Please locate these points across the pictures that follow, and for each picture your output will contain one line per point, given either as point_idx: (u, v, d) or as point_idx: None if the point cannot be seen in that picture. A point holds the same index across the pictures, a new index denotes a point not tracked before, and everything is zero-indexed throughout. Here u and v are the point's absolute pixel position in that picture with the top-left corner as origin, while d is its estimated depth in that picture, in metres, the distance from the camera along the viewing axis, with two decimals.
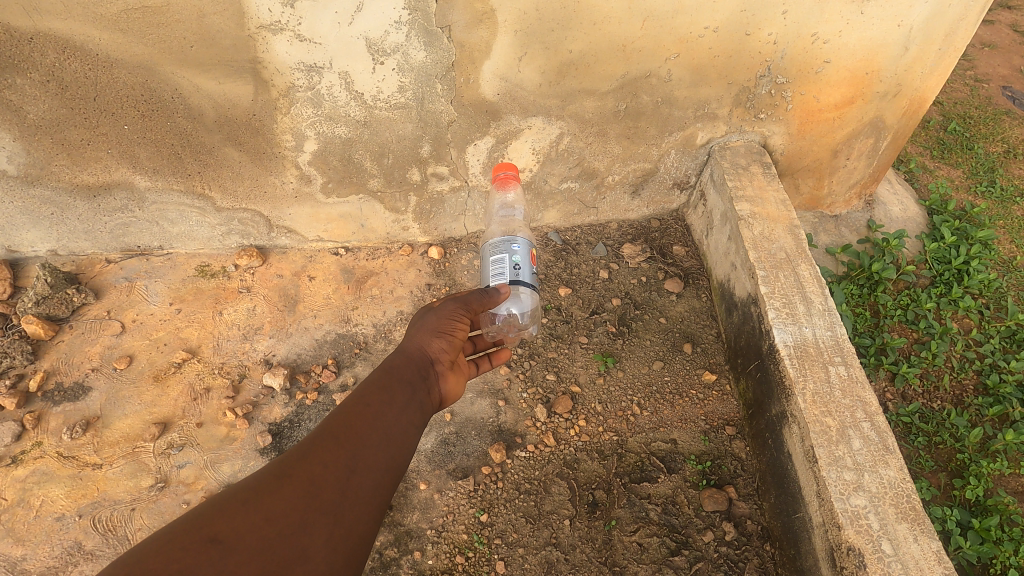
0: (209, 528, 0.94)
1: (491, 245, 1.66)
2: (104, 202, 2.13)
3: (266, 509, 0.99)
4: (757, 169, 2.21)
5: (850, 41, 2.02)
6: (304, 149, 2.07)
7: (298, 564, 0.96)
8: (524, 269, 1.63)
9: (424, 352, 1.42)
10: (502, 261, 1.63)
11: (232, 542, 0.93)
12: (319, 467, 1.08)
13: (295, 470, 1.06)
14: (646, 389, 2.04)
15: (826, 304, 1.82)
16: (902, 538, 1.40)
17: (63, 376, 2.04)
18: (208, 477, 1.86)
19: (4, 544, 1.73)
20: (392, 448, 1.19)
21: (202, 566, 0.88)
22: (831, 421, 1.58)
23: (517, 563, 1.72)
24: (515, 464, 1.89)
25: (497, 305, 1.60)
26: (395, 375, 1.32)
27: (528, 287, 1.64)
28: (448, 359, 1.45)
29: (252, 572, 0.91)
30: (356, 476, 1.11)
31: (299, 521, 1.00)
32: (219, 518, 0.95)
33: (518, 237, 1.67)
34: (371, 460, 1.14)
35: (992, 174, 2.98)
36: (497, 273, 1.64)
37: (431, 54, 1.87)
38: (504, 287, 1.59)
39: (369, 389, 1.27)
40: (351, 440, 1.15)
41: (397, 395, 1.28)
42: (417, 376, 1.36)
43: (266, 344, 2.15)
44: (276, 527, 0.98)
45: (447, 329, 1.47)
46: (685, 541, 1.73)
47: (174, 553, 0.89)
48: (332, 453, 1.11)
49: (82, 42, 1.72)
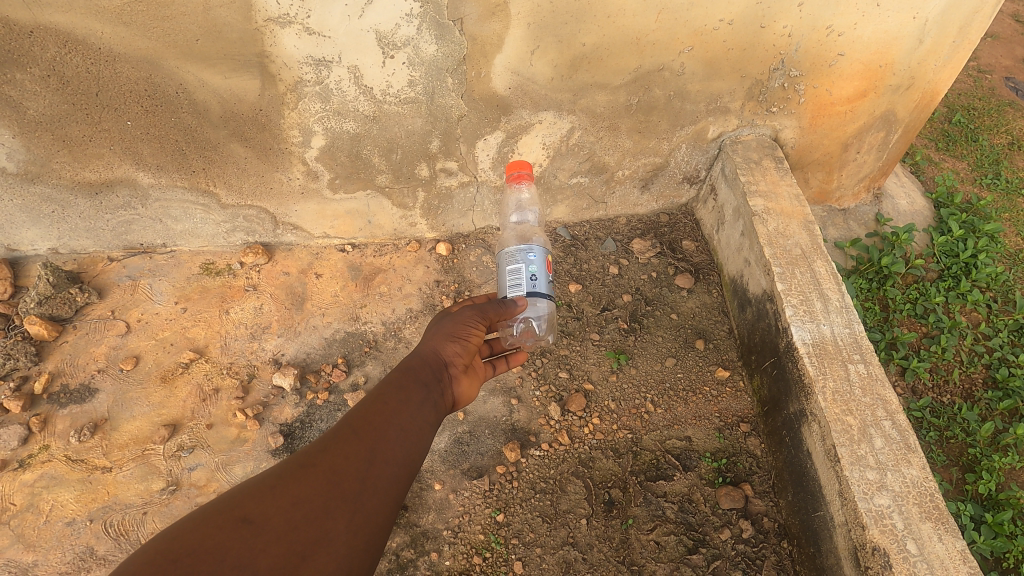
0: (240, 511, 0.94)
1: (507, 253, 1.59)
2: (106, 199, 2.08)
3: (290, 496, 0.98)
4: (770, 163, 2.19)
5: (865, 34, 2.00)
6: (311, 145, 2.03)
7: (320, 548, 0.95)
8: (541, 279, 1.58)
9: (439, 355, 1.40)
10: (519, 271, 1.57)
11: (259, 524, 0.93)
12: (341, 458, 1.07)
13: (318, 459, 1.05)
14: (659, 386, 2.03)
15: (842, 301, 1.81)
16: (927, 537, 1.40)
17: (69, 377, 2.01)
18: (220, 480, 1.84)
19: (15, 550, 1.70)
20: (411, 442, 1.16)
21: (231, 546, 0.89)
22: (852, 419, 1.58)
23: (535, 563, 1.72)
24: (530, 463, 1.88)
25: (513, 316, 1.57)
26: (411, 375, 1.30)
27: (546, 297, 1.59)
28: (462, 363, 1.43)
29: (275, 555, 0.90)
30: (377, 467, 1.08)
31: (321, 508, 0.99)
32: (248, 502, 0.96)
33: (535, 244, 1.60)
34: (391, 451, 1.12)
35: (997, 166, 2.97)
36: (514, 283, 1.58)
37: (442, 47, 1.83)
38: (520, 300, 1.54)
39: (386, 387, 1.25)
40: (371, 433, 1.13)
41: (413, 394, 1.25)
42: (433, 377, 1.33)
43: (274, 343, 2.13)
44: (300, 511, 0.97)
45: (462, 334, 1.45)
46: (702, 539, 1.73)
47: (206, 533, 0.90)
48: (353, 445, 1.09)
49: (83, 36, 1.67)
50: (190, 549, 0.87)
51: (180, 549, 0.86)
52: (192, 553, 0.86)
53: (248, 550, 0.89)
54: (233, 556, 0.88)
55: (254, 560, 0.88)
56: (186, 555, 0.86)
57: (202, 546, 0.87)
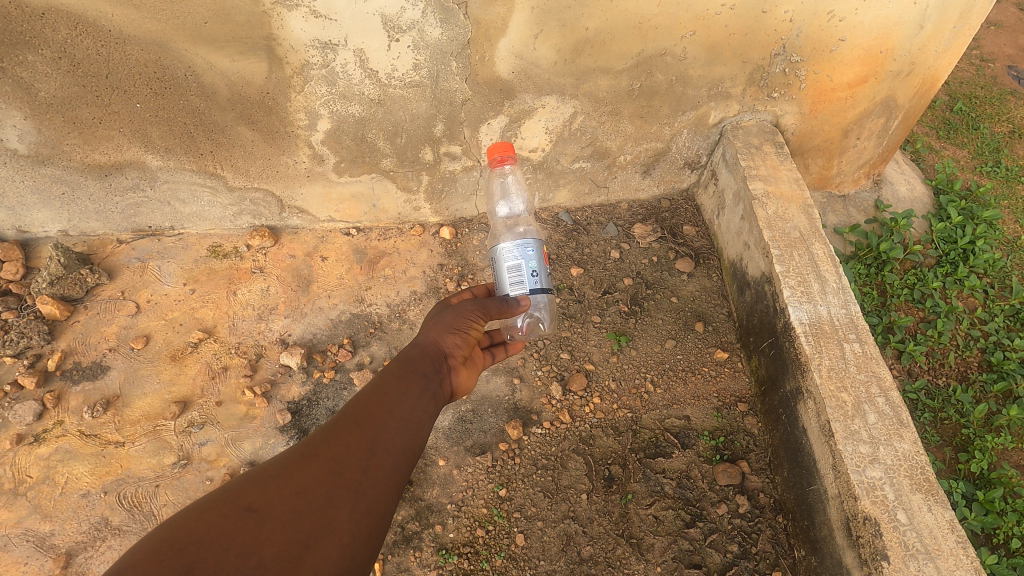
0: (244, 500, 0.97)
1: (503, 250, 1.59)
2: (115, 181, 2.11)
3: (293, 485, 1.01)
4: (770, 149, 2.21)
5: (866, 19, 2.01)
6: (317, 128, 2.06)
7: (324, 536, 0.97)
8: (541, 274, 1.62)
9: (439, 346, 1.42)
10: (519, 268, 1.60)
11: (263, 512, 0.96)
12: (342, 448, 1.09)
13: (320, 450, 1.08)
14: (659, 366, 2.07)
15: (840, 283, 1.84)
16: (917, 508, 1.44)
17: (81, 356, 2.05)
18: (230, 455, 1.90)
19: (33, 520, 1.77)
20: (411, 432, 1.19)
21: (236, 534, 0.91)
22: (846, 396, 1.61)
23: (537, 535, 1.76)
24: (532, 440, 1.93)
25: (516, 314, 1.59)
26: (410, 366, 1.32)
27: (546, 292, 1.63)
28: (461, 354, 1.45)
29: (279, 542, 0.93)
30: (377, 457, 1.11)
31: (324, 496, 1.01)
32: (252, 491, 0.99)
33: (529, 239, 1.62)
34: (390, 442, 1.14)
35: (997, 154, 2.98)
36: (515, 281, 1.60)
37: (446, 30, 1.85)
38: (524, 299, 1.58)
39: (385, 378, 1.27)
40: (372, 424, 1.15)
41: (412, 385, 1.27)
42: (431, 368, 1.35)
43: (281, 323, 2.17)
44: (303, 500, 0.99)
45: (462, 327, 1.47)
46: (699, 513, 1.78)
47: (212, 521, 0.92)
48: (354, 435, 1.12)
49: (94, 18, 1.69)
50: (196, 537, 0.89)
51: (186, 538, 0.89)
52: (198, 542, 0.88)
53: (254, 538, 0.92)
54: (239, 543, 0.90)
55: (260, 548, 0.91)
56: (192, 542, 0.88)
57: (207, 534, 0.90)
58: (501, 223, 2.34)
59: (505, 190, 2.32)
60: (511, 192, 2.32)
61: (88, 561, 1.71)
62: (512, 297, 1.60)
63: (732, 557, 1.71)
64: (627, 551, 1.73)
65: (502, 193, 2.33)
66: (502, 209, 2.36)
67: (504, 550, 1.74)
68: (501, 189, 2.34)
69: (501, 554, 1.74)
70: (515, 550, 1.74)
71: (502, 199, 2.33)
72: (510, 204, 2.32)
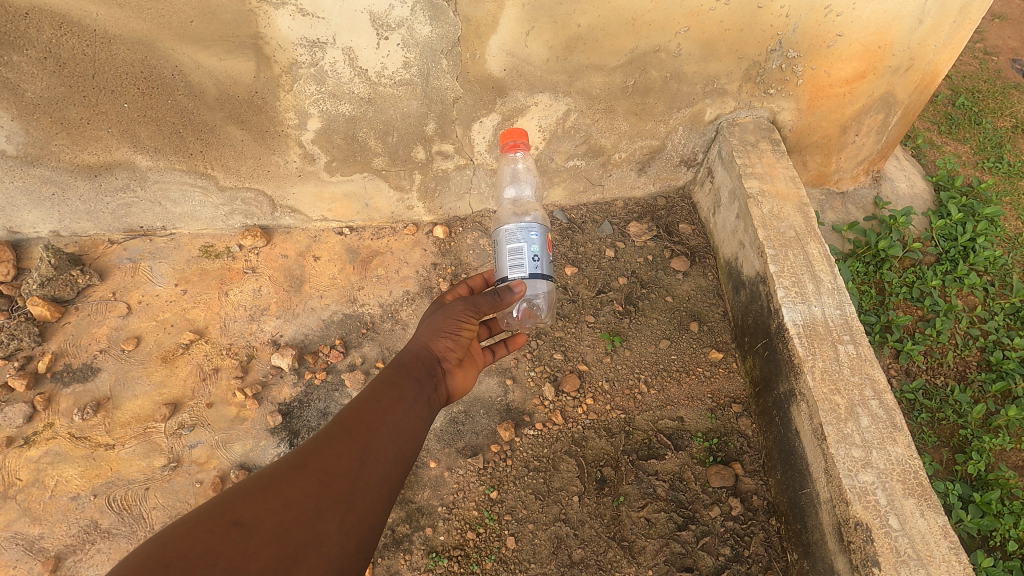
0: (231, 514, 0.95)
1: (506, 232, 1.55)
2: (105, 182, 2.10)
3: (282, 498, 0.99)
4: (766, 146, 2.18)
5: (863, 13, 1.97)
6: (307, 128, 2.04)
7: (312, 549, 0.95)
8: (542, 259, 1.57)
9: (431, 351, 1.39)
10: (521, 251, 1.54)
11: (251, 526, 0.93)
12: (333, 459, 1.07)
13: (311, 461, 1.06)
14: (653, 367, 2.05)
15: (835, 283, 1.81)
16: (909, 513, 1.43)
17: (72, 358, 2.04)
18: (219, 457, 1.89)
19: (22, 524, 1.76)
20: (404, 440, 1.18)
21: (222, 549, 0.89)
22: (839, 399, 1.59)
23: (528, 538, 1.75)
24: (523, 442, 1.92)
25: (512, 304, 1.51)
26: (403, 372, 1.30)
27: (545, 278, 1.58)
28: (456, 356, 1.43)
29: (266, 558, 0.91)
30: (368, 466, 1.09)
31: (313, 509, 0.99)
32: (239, 505, 0.96)
33: (534, 222, 1.57)
34: (383, 450, 1.13)
35: (1000, 149, 2.94)
36: (515, 264, 1.56)
37: (436, 28, 1.83)
38: (519, 283, 1.52)
39: (379, 386, 1.25)
40: (364, 433, 1.14)
41: (405, 392, 1.26)
42: (426, 373, 1.34)
43: (273, 324, 2.15)
44: (291, 514, 0.97)
45: (453, 328, 1.43)
46: (691, 516, 1.76)
47: (197, 536, 0.90)
48: (346, 445, 1.10)
49: (79, 17, 1.68)
50: (181, 553, 0.87)
51: (171, 554, 0.86)
52: (184, 557, 0.86)
53: (240, 553, 0.89)
54: (225, 559, 0.88)
55: (245, 564, 0.89)
56: (178, 558, 0.86)
57: (193, 551, 0.88)
58: (507, 206, 2.21)
59: (516, 175, 2.21)
60: (522, 178, 2.22)
61: (77, 564, 1.71)
62: (511, 282, 1.55)
63: (724, 560, 1.70)
64: (618, 554, 1.72)
65: (512, 176, 2.22)
66: (508, 192, 2.25)
67: (494, 553, 1.73)
68: (511, 173, 2.23)
69: (491, 557, 1.73)
70: (506, 553, 1.73)
71: (510, 183, 2.22)
72: (519, 188, 2.21)
